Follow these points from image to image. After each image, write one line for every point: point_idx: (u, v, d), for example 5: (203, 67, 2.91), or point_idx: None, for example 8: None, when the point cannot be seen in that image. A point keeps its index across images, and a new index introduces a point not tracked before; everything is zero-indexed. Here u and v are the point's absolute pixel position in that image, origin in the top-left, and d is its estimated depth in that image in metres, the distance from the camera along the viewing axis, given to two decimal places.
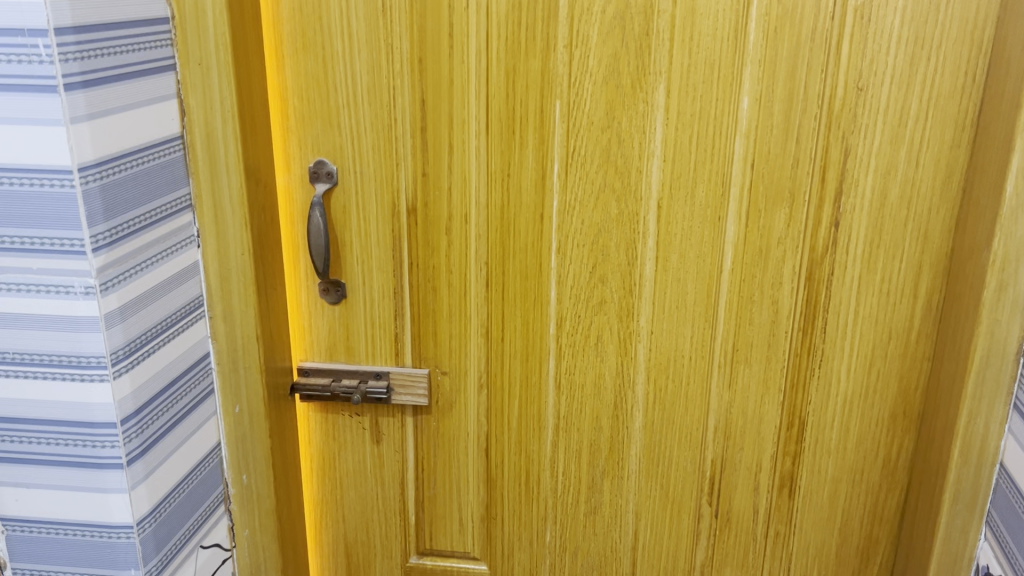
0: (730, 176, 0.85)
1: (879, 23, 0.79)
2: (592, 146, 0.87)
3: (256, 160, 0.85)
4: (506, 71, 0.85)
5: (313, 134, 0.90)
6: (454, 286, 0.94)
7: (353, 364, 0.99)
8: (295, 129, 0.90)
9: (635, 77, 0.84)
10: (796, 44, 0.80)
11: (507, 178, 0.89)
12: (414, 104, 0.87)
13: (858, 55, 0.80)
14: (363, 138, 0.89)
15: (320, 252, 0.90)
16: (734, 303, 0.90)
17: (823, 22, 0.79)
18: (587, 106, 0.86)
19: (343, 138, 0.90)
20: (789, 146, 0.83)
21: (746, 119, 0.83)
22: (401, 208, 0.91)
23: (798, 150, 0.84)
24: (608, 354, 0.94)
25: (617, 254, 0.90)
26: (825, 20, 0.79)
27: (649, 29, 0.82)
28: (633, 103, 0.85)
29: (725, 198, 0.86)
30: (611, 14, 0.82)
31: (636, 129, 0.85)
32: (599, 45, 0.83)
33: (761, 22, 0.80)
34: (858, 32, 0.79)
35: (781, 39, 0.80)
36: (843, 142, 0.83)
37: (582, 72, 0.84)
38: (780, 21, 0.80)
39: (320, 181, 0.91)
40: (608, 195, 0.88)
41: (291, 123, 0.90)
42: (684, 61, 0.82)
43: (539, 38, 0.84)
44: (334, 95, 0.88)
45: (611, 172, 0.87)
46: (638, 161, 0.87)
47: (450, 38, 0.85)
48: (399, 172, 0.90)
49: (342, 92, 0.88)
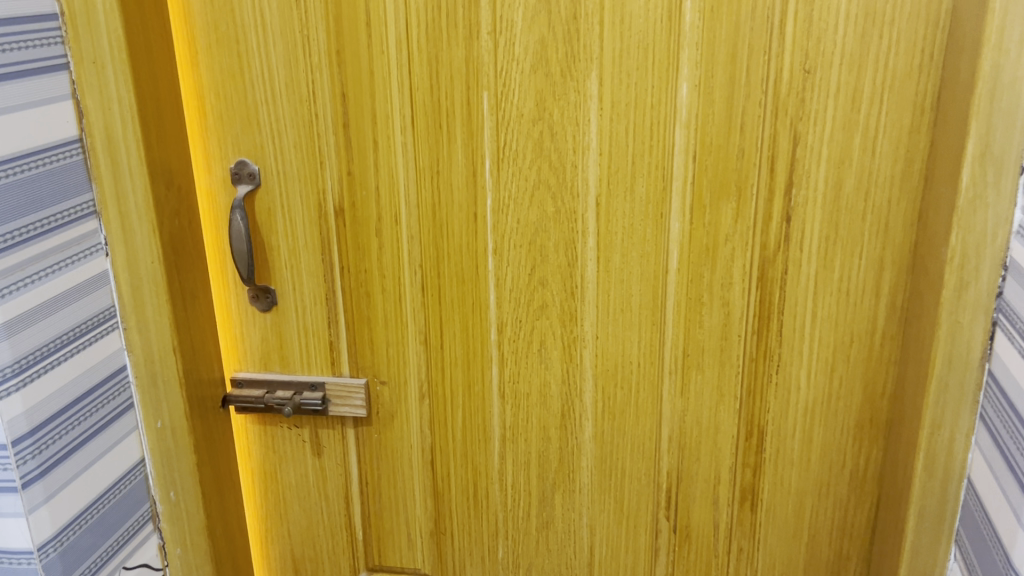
0: (672, 170, 0.79)
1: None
2: (523, 140, 0.81)
3: (164, 159, 0.81)
4: (426, 61, 0.80)
5: (232, 133, 0.85)
6: (388, 291, 0.89)
7: (288, 375, 0.94)
8: (214, 128, 0.85)
9: (564, 63, 0.77)
10: (734, 25, 0.74)
11: (436, 175, 0.84)
12: (335, 99, 0.82)
13: (803, 34, 0.73)
14: (283, 137, 0.85)
15: (241, 260, 0.87)
16: (682, 306, 0.83)
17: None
18: (515, 96, 0.79)
19: (263, 136, 0.85)
20: (733, 135, 0.77)
21: (686, 108, 0.77)
22: (328, 209, 0.87)
23: (743, 139, 0.77)
24: (553, 361, 0.88)
25: (557, 254, 0.84)
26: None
27: (578, 13, 0.76)
28: (563, 92, 0.78)
29: (668, 193, 0.80)
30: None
31: (569, 120, 0.79)
32: (525, 31, 0.77)
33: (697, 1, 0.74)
34: (803, 9, 0.72)
35: (718, 19, 0.74)
36: (792, 129, 0.76)
37: (508, 61, 0.78)
38: None
39: (242, 182, 0.86)
40: (543, 191, 0.82)
41: (209, 123, 0.85)
42: (615, 46, 0.76)
43: (460, 27, 0.78)
44: (251, 92, 0.83)
45: (545, 166, 0.81)
46: (573, 155, 0.80)
47: (368, 27, 0.79)
48: (324, 171, 0.85)
49: (259, 89, 0.83)
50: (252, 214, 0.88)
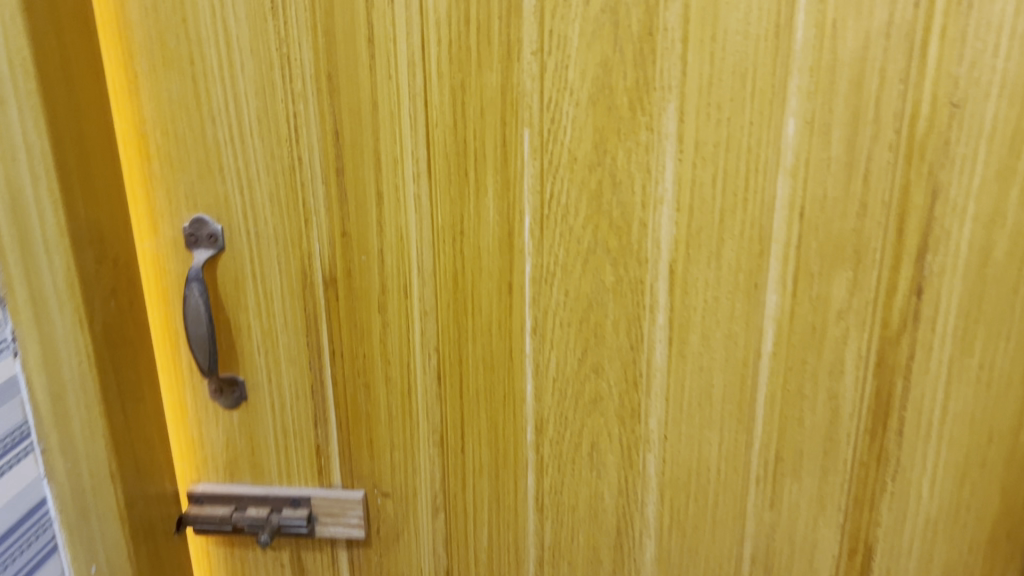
0: (772, 231, 0.61)
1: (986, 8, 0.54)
2: (575, 191, 0.62)
3: (95, 220, 0.60)
4: (449, 89, 0.60)
5: (186, 182, 0.64)
6: (393, 382, 0.69)
7: (262, 488, 0.73)
8: (161, 176, 0.64)
9: (633, 92, 0.58)
10: (863, 44, 0.56)
11: (460, 236, 0.64)
12: (325, 138, 0.62)
13: (953, 57, 0.56)
14: (255, 187, 0.64)
15: (202, 350, 0.66)
16: (777, 398, 0.66)
17: (904, 9, 0.55)
18: (566, 136, 0.60)
19: (228, 187, 0.64)
20: (855, 185, 0.59)
21: (794, 151, 0.59)
22: (315, 279, 0.67)
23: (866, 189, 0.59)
24: (607, 468, 0.69)
25: (616, 336, 0.65)
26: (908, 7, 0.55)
27: (655, 27, 0.57)
28: (631, 131, 0.59)
29: (765, 260, 0.62)
30: (596, 7, 0.57)
31: (638, 166, 0.60)
32: (582, 50, 0.58)
33: (814, 13, 0.55)
34: (955, 25, 0.55)
35: (841, 36, 0.56)
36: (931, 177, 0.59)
37: (558, 89, 0.59)
38: (841, 10, 0.55)
39: (200, 246, 0.66)
40: (601, 256, 0.63)
41: (154, 169, 0.64)
42: (703, 70, 0.57)
43: (495, 44, 0.59)
44: (211, 129, 0.63)
45: (604, 225, 0.62)
46: (642, 211, 0.61)
47: (370, 45, 0.60)
48: (310, 231, 0.65)
49: (223, 125, 0.63)
50: (214, 286, 0.67)
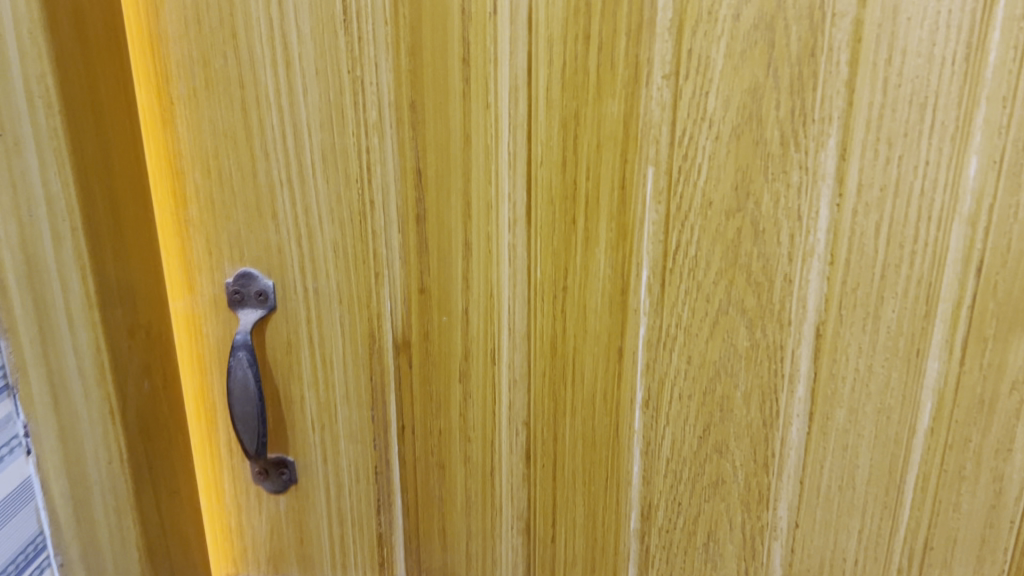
0: (939, 287, 0.50)
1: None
2: (708, 241, 0.51)
3: (130, 280, 0.49)
4: (559, 120, 0.50)
5: (231, 230, 0.54)
6: (473, 462, 0.59)
7: None
8: (200, 222, 0.54)
9: (785, 124, 0.48)
10: None
11: (562, 293, 0.54)
12: (404, 177, 0.52)
13: None
14: (315, 236, 0.53)
15: (251, 432, 0.55)
16: (931, 479, 0.54)
17: None
18: (700, 176, 0.50)
19: (282, 236, 0.53)
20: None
21: (974, 193, 0.48)
22: (384, 344, 0.56)
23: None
24: (726, 561, 0.59)
25: (745, 410, 0.55)
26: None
27: (818, 46, 0.46)
28: (780, 170, 0.49)
29: (929, 321, 0.51)
30: (746, 21, 0.46)
31: (787, 213, 0.50)
32: (727, 73, 0.48)
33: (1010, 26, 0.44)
34: None
35: None
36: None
37: (693, 120, 0.49)
38: None
39: (246, 305, 0.55)
40: (735, 316, 0.53)
41: (192, 214, 0.54)
42: (873, 100, 0.47)
43: (618, 66, 0.48)
44: (264, 167, 0.52)
45: (740, 282, 0.52)
46: (787, 266, 0.51)
47: (465, 66, 0.49)
48: (380, 287, 0.54)
49: (278, 162, 0.52)
50: (262, 353, 0.56)
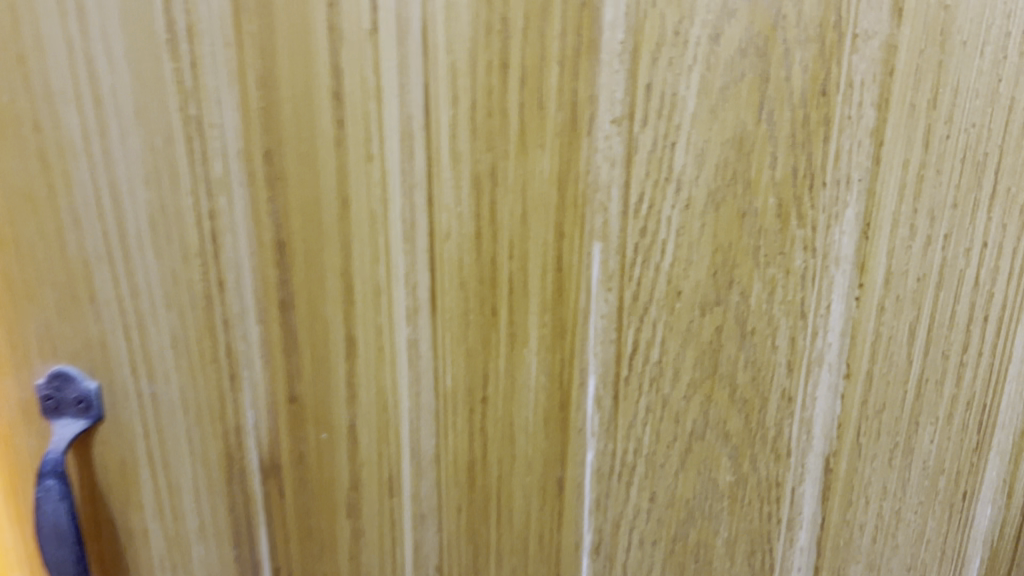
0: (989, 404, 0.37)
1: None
2: (677, 344, 0.37)
3: None
4: (469, 178, 0.36)
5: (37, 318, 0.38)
6: None
7: None
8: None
9: (785, 188, 0.34)
10: None
11: (479, 406, 0.39)
12: (263, 252, 0.38)
13: None
14: (148, 328, 0.39)
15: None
16: None
17: None
18: (664, 256, 0.36)
19: (106, 328, 0.39)
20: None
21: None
22: (247, 469, 0.42)
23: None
24: None
25: (729, 563, 0.41)
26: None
27: (833, 79, 0.33)
28: (777, 251, 0.35)
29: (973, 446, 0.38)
30: (729, 43, 0.32)
31: (784, 309, 0.36)
32: (701, 117, 0.34)
33: None
34: None
35: None
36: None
37: (655, 180, 0.35)
38: None
39: (61, 416, 0.39)
40: (716, 443, 0.39)
41: None
42: (910, 159, 0.34)
43: (550, 105, 0.34)
44: (74, 238, 0.37)
45: (723, 398, 0.38)
46: (787, 379, 0.37)
47: (337, 104, 0.35)
48: (237, 394, 0.40)
49: (93, 230, 0.37)
50: (86, 476, 0.41)
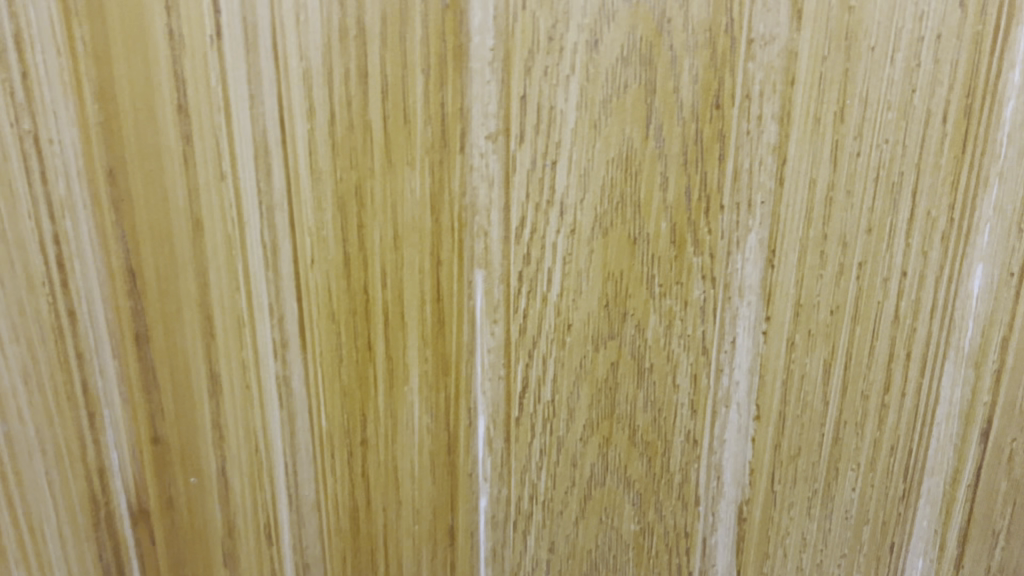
0: (916, 449, 0.33)
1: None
2: (570, 382, 0.34)
3: None
4: (332, 200, 0.32)
5: None
6: None
7: None
8: None
9: (679, 213, 0.31)
10: None
11: (358, 448, 0.36)
12: (113, 282, 0.34)
13: None
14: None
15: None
16: None
17: None
18: (551, 286, 0.33)
19: None
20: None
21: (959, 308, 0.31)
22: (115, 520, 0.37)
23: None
24: None
25: None
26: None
27: (728, 91, 0.29)
28: (673, 281, 0.32)
29: (901, 496, 0.34)
30: (610, 52, 0.29)
31: (683, 343, 0.33)
32: (583, 135, 0.30)
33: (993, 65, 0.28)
34: None
35: None
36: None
37: (536, 204, 0.32)
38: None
39: None
40: (618, 490, 0.35)
41: None
42: (819, 177, 0.30)
43: (416, 119, 0.31)
44: None
45: (623, 441, 0.34)
46: (690, 420, 0.34)
47: (184, 118, 0.31)
48: (97, 436, 0.35)
49: None
50: None
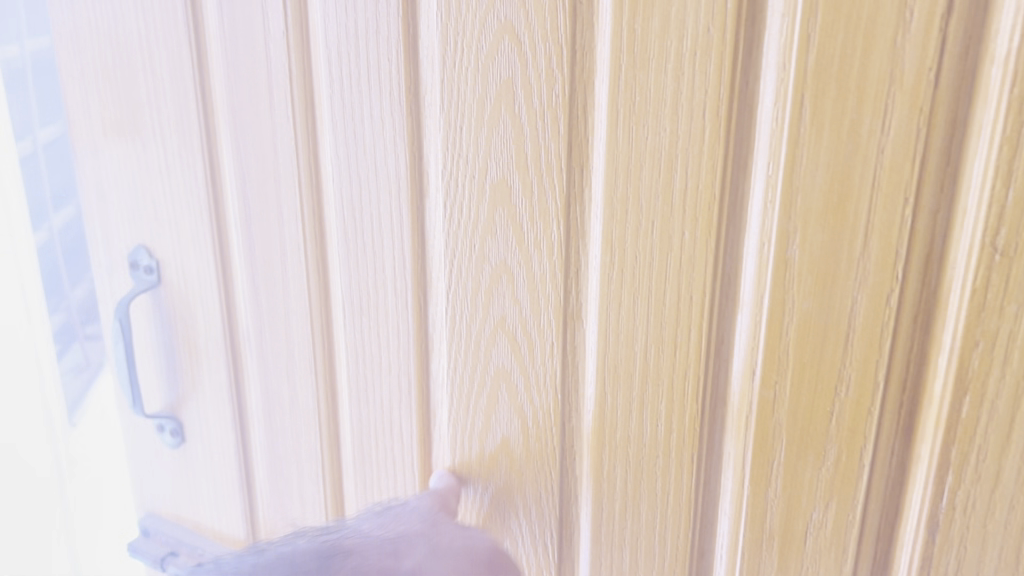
0: (703, 380, 0.42)
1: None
2: (476, 287, 0.47)
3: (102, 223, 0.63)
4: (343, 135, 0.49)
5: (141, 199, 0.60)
6: (308, 463, 0.61)
7: (199, 537, 0.69)
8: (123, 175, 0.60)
9: (536, 169, 0.43)
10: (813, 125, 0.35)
11: (364, 299, 0.53)
12: (239, 161, 0.55)
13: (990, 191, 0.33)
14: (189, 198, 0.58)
15: (152, 378, 0.65)
16: None
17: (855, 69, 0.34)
18: (462, 214, 0.46)
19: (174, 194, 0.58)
20: (806, 330, 0.38)
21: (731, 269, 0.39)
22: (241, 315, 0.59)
23: (845, 352, 0.37)
24: None
25: (524, 478, 0.50)
26: (927, 70, 0.33)
27: (562, 84, 0.41)
28: (535, 219, 0.44)
29: (695, 416, 0.43)
30: (491, 54, 0.42)
31: (544, 268, 0.45)
32: (475, 108, 0.44)
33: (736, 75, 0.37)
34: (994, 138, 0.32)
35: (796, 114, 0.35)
36: (938, 325, 0.35)
37: (451, 156, 0.46)
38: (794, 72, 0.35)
39: (138, 276, 0.62)
40: (507, 372, 0.48)
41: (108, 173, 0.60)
42: (625, 153, 0.40)
43: (385, 90, 0.47)
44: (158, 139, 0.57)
45: (509, 335, 0.47)
46: (554, 329, 0.46)
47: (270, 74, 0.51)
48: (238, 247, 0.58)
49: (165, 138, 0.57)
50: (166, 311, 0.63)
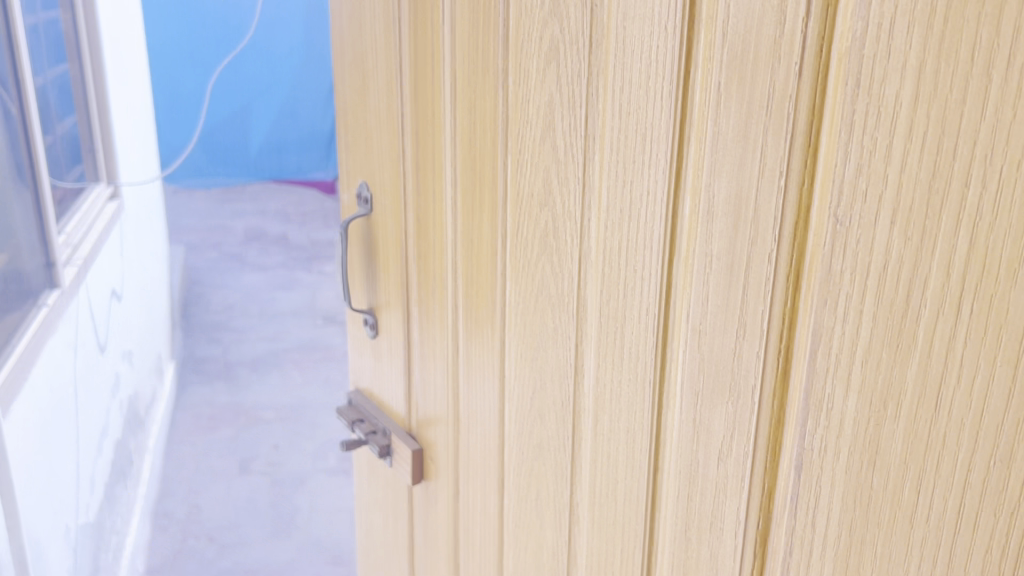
0: (656, 313, 0.51)
1: (879, 60, 0.36)
2: (531, 226, 0.61)
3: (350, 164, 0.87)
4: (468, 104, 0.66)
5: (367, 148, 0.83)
6: (437, 359, 0.78)
7: (382, 410, 0.91)
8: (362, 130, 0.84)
9: (567, 135, 0.56)
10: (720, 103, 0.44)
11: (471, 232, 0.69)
12: (414, 121, 0.74)
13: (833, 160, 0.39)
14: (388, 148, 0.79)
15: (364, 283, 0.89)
16: (665, 501, 0.53)
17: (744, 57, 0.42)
18: (526, 167, 0.60)
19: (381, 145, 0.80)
20: (716, 276, 0.46)
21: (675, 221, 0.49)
22: (409, 238, 0.79)
23: (739, 295, 0.45)
24: (546, 522, 0.66)
25: (554, 384, 0.62)
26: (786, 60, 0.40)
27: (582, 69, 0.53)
28: (565, 173, 0.57)
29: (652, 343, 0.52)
30: (546, 45, 0.56)
31: (569, 214, 0.57)
32: (535, 85, 0.58)
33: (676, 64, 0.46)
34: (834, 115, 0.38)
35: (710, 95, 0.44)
36: (799, 279, 0.42)
37: (522, 122, 0.60)
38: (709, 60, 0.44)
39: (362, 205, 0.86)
40: (546, 296, 0.61)
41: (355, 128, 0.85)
42: (614, 124, 0.51)
43: (490, 71, 0.62)
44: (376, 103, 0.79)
45: (547, 265, 0.60)
46: (572, 264, 0.57)
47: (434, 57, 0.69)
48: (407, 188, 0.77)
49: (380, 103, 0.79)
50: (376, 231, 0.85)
